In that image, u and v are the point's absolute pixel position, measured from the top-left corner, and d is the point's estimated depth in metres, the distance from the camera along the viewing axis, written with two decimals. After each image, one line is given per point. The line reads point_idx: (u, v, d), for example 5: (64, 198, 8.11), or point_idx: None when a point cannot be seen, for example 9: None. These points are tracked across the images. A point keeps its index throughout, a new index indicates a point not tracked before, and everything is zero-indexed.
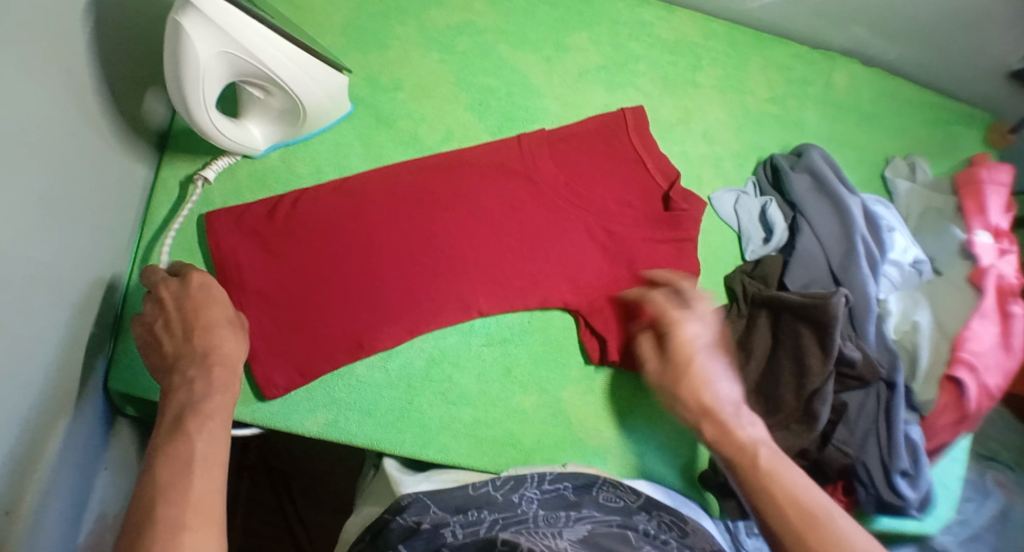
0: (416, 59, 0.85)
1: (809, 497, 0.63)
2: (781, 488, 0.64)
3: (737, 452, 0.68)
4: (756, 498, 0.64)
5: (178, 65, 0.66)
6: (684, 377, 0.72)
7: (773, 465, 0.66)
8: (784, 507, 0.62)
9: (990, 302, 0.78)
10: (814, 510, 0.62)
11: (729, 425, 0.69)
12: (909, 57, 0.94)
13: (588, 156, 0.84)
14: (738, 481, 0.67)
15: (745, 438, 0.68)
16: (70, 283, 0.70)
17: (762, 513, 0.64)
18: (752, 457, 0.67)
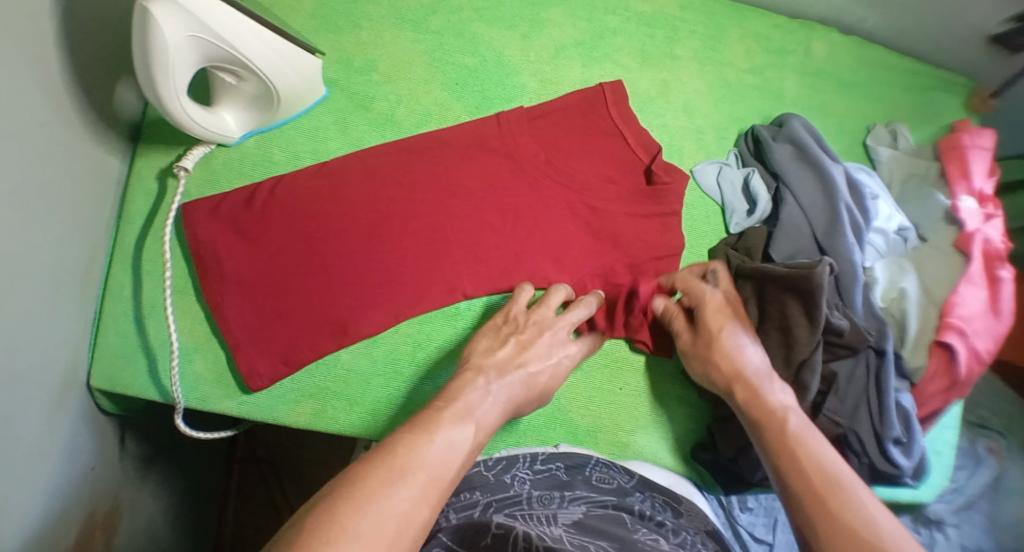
0: (390, 40, 0.84)
1: (833, 465, 0.62)
2: (810, 455, 0.63)
3: (769, 415, 0.68)
4: (781, 462, 0.64)
5: (147, 52, 0.64)
6: (715, 346, 0.74)
7: (802, 434, 0.65)
8: (809, 473, 0.61)
9: (977, 267, 0.78)
10: (837, 478, 0.61)
11: (759, 389, 0.70)
12: (887, 24, 0.93)
13: (568, 133, 0.83)
14: (764, 446, 0.66)
15: (775, 403, 0.68)
16: (47, 277, 0.69)
17: (784, 477, 0.63)
18: (783, 424, 0.66)
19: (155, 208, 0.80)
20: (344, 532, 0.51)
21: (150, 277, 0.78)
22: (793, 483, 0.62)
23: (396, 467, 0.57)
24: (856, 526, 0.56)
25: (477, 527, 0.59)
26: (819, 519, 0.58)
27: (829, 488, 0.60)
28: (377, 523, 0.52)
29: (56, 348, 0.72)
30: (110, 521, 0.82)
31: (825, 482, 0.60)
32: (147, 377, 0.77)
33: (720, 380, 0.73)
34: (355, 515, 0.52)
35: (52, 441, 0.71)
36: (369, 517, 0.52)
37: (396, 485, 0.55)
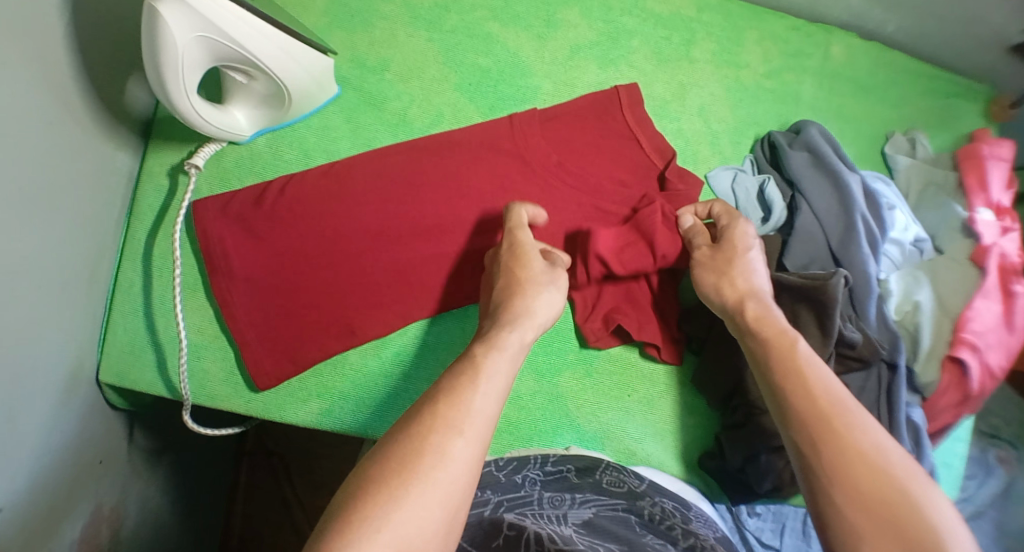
0: (402, 38, 0.83)
1: (841, 391, 0.60)
2: (820, 380, 0.61)
3: (781, 342, 0.64)
4: (785, 383, 0.61)
5: (156, 52, 0.64)
6: (730, 268, 0.71)
7: (809, 358, 0.63)
8: (817, 395, 0.60)
9: (992, 280, 0.77)
10: (846, 402, 0.59)
11: (767, 309, 0.67)
12: (908, 29, 0.91)
13: (580, 135, 0.82)
14: (768, 365, 0.64)
15: (783, 325, 0.66)
16: (57, 274, 0.69)
17: (789, 396, 0.60)
18: (793, 346, 0.64)
19: (166, 205, 0.80)
20: (442, 430, 0.54)
21: (160, 274, 0.79)
22: (800, 402, 0.60)
23: (472, 371, 0.59)
24: (864, 455, 0.55)
25: (490, 529, 0.59)
26: (825, 446, 0.56)
27: (838, 413, 0.58)
28: (467, 422, 0.55)
29: (64, 344, 0.72)
30: (117, 513, 0.83)
31: (835, 409, 0.58)
32: (155, 374, 0.77)
33: (729, 295, 0.70)
34: (448, 414, 0.55)
35: (60, 436, 0.71)
36: (463, 416, 0.55)
37: (474, 386, 0.57)
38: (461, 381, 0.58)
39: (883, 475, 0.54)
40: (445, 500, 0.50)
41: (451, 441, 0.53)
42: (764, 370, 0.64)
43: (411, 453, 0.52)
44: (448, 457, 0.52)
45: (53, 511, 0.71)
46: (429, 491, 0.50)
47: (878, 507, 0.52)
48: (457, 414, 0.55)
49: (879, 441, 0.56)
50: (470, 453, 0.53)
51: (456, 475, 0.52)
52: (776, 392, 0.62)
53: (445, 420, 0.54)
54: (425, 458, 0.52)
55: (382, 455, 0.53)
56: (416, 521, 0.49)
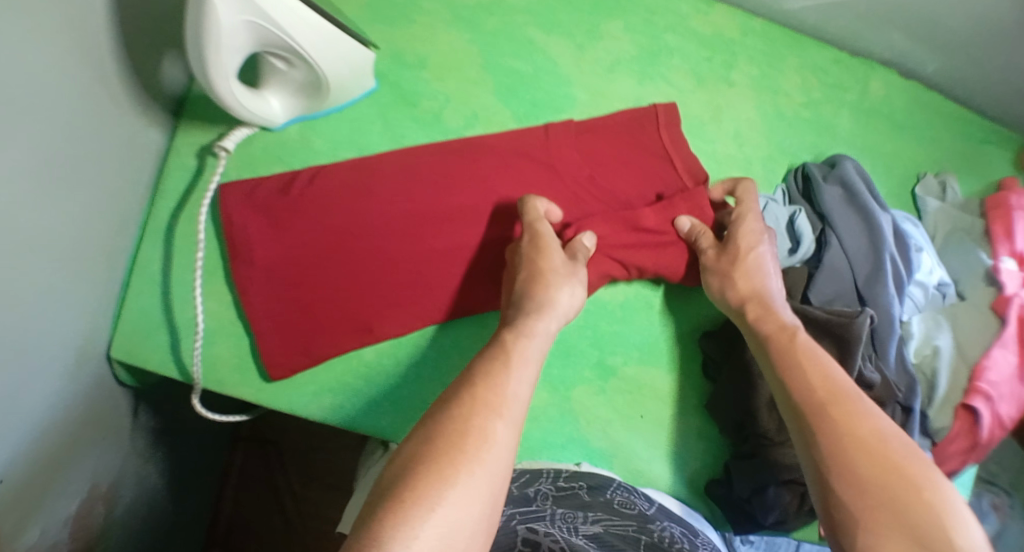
0: (443, 37, 0.83)
1: (841, 378, 0.62)
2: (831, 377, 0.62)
3: (776, 308, 0.71)
4: (790, 375, 0.64)
5: (201, 33, 0.62)
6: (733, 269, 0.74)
7: (811, 346, 0.66)
8: (816, 383, 0.62)
9: (1011, 330, 0.77)
10: (841, 390, 0.61)
11: (770, 305, 0.71)
12: (947, 71, 0.91)
13: (613, 150, 0.81)
14: (771, 356, 0.67)
15: (784, 319, 0.69)
16: (78, 246, 0.68)
17: (790, 388, 0.63)
18: (791, 338, 0.67)
19: (192, 186, 0.79)
20: (483, 411, 0.53)
21: (180, 255, 0.78)
22: (799, 393, 0.62)
23: (503, 358, 0.59)
24: (876, 438, 0.56)
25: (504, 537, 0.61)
26: (812, 378, 0.62)
27: (835, 399, 0.60)
28: (506, 408, 0.55)
29: (78, 319, 0.70)
30: (113, 490, 0.81)
31: (828, 382, 0.62)
32: (166, 355, 0.76)
33: (733, 292, 0.73)
34: (487, 397, 0.55)
35: (66, 412, 0.70)
36: (495, 398, 0.55)
37: (506, 376, 0.57)
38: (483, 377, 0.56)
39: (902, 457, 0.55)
40: (492, 480, 0.50)
41: (488, 420, 0.53)
42: (769, 360, 0.67)
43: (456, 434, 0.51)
44: (494, 441, 0.52)
45: (53, 487, 0.70)
46: (477, 473, 0.50)
47: (877, 484, 0.53)
48: (497, 405, 0.55)
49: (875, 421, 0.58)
50: (509, 435, 0.53)
51: (496, 452, 0.51)
52: (778, 383, 0.65)
53: (487, 410, 0.54)
54: (470, 437, 0.51)
55: (412, 438, 0.52)
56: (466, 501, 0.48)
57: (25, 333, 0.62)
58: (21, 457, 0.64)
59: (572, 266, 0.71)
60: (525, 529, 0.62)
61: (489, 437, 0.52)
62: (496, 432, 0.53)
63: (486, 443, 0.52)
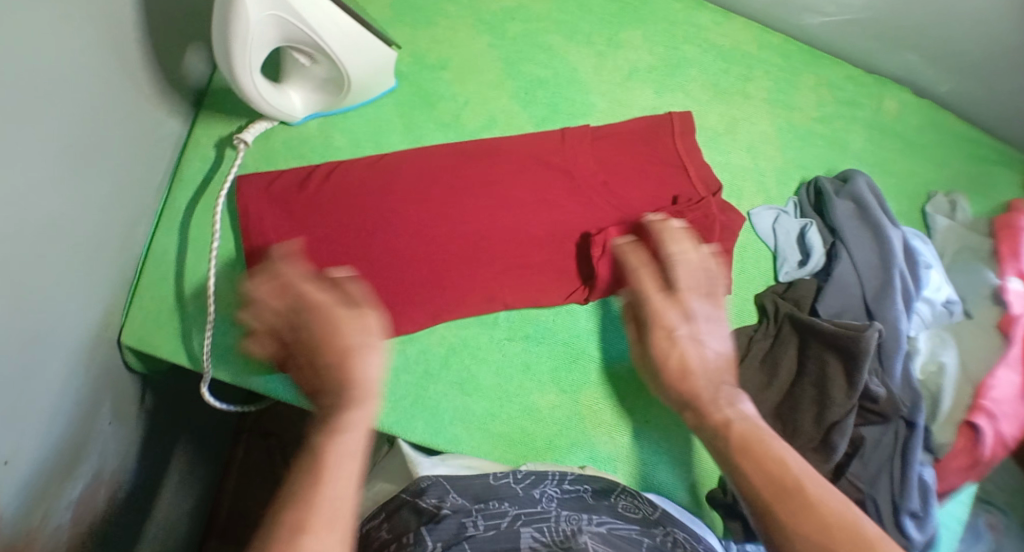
0: (465, 40, 0.84)
1: (788, 465, 0.55)
2: (778, 463, 0.55)
3: (719, 406, 0.63)
4: (746, 476, 0.56)
5: (228, 24, 0.64)
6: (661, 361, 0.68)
7: (753, 430, 0.59)
8: (759, 482, 0.54)
9: (1015, 350, 0.77)
10: (792, 484, 0.54)
11: (709, 404, 0.63)
12: (960, 91, 0.92)
13: (628, 158, 0.82)
14: (726, 453, 0.59)
15: (721, 414, 0.62)
16: (96, 230, 0.69)
17: (742, 493, 0.55)
18: (724, 425, 0.61)
19: (209, 177, 0.80)
20: (319, 471, 0.55)
21: (196, 244, 0.78)
22: (752, 497, 0.54)
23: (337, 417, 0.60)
24: (829, 527, 0.50)
25: (510, 545, 0.60)
26: (755, 478, 0.55)
27: (797, 493, 0.53)
28: (342, 462, 0.57)
29: (92, 303, 0.71)
30: (116, 476, 0.81)
31: (779, 477, 0.54)
32: (177, 343, 0.77)
33: (670, 400, 0.68)
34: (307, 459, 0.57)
35: (76, 394, 0.71)
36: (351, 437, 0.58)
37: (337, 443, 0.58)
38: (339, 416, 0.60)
39: (846, 536, 0.49)
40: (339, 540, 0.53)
41: (342, 460, 0.57)
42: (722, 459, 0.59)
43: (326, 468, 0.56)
44: (337, 499, 0.55)
45: (60, 470, 0.70)
46: (324, 535, 0.52)
47: None
48: (337, 449, 0.57)
49: (837, 518, 0.51)
50: (344, 494, 0.55)
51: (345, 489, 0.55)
52: (732, 486, 0.57)
53: (334, 454, 0.57)
54: (330, 476, 0.56)
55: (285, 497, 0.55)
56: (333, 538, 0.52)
57: (42, 312, 0.63)
58: (31, 438, 0.64)
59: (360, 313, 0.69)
60: (530, 540, 0.61)
61: (327, 494, 0.55)
62: (338, 489, 0.55)
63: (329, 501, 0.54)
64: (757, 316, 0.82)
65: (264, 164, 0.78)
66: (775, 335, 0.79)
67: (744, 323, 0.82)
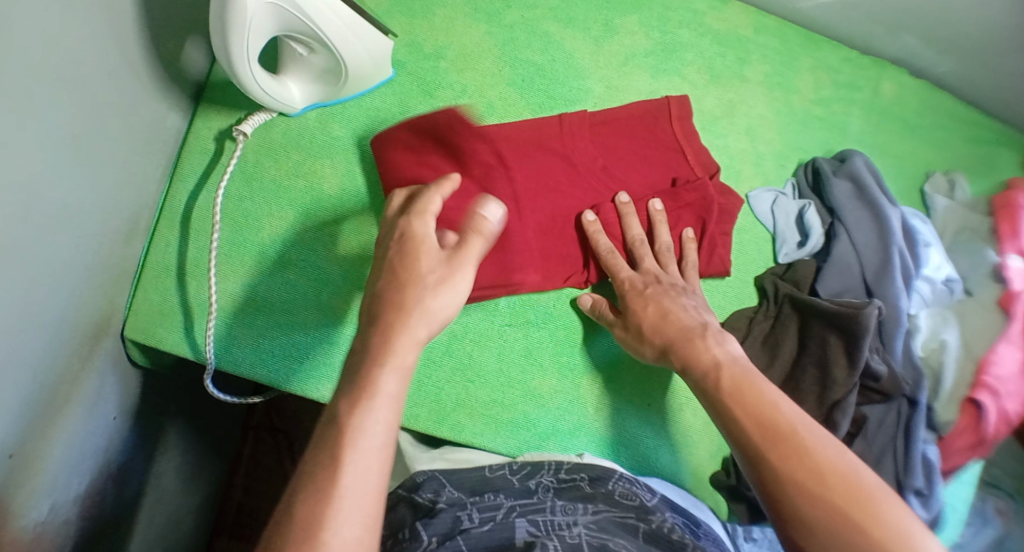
0: (462, 29, 0.85)
1: (778, 411, 0.60)
2: (772, 409, 0.60)
3: (706, 346, 0.68)
4: (735, 415, 0.62)
5: (225, 13, 0.64)
6: (653, 324, 0.72)
7: (746, 373, 0.64)
8: (750, 423, 0.60)
9: (1017, 327, 0.77)
10: (780, 424, 0.59)
11: (699, 347, 0.68)
12: (959, 71, 0.92)
13: (626, 142, 0.82)
14: (716, 397, 0.64)
15: (711, 357, 0.67)
16: (99, 222, 0.70)
17: (732, 432, 0.62)
18: (717, 377, 0.65)
19: (209, 169, 0.80)
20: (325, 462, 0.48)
21: (197, 236, 0.79)
22: (737, 432, 0.61)
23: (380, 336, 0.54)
24: (824, 473, 0.55)
25: (501, 541, 0.61)
26: (738, 417, 0.61)
27: (791, 433, 0.58)
28: (358, 440, 0.49)
29: (96, 294, 0.72)
30: (122, 471, 0.82)
31: (771, 417, 0.60)
32: (181, 335, 0.77)
33: (653, 354, 0.73)
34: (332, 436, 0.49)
35: (81, 387, 0.71)
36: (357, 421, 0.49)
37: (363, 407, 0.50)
38: (361, 397, 0.50)
39: (840, 479, 0.55)
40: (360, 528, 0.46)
41: (360, 443, 0.49)
42: (714, 401, 0.65)
43: (331, 468, 0.48)
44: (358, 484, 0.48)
45: (66, 462, 0.71)
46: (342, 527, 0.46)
47: (825, 504, 0.54)
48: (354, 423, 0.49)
49: (823, 457, 0.56)
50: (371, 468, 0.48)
51: (369, 472, 0.48)
52: (724, 429, 0.63)
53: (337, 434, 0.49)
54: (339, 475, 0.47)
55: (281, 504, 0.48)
56: (349, 536, 0.46)
57: (46, 304, 0.63)
58: (37, 429, 0.65)
59: (449, 261, 0.56)
60: (524, 533, 0.61)
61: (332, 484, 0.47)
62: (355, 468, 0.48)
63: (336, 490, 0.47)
64: (758, 298, 0.83)
65: (265, 154, 0.79)
66: (776, 316, 0.79)
67: (745, 306, 0.82)
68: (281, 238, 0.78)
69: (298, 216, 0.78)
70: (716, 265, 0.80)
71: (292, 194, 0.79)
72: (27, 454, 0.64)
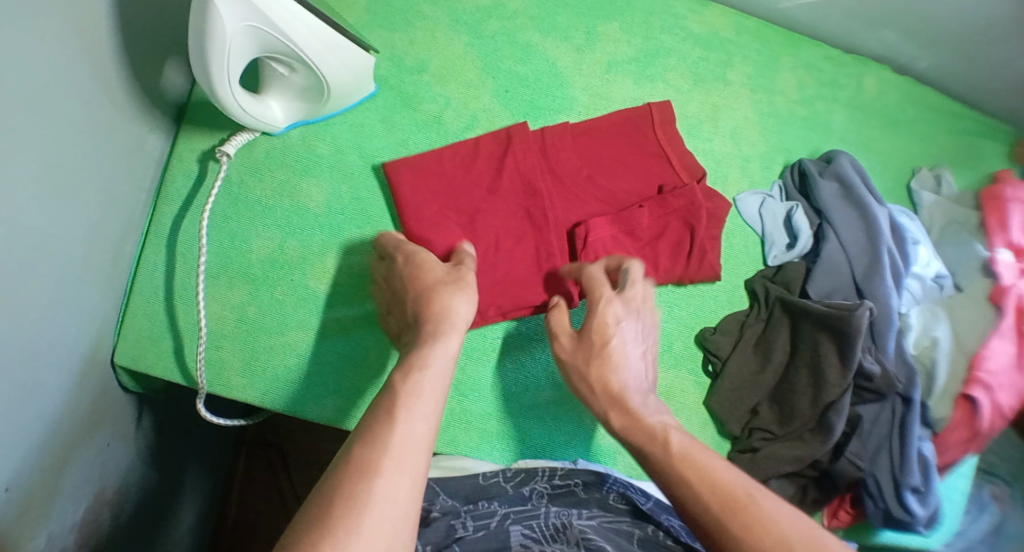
0: (442, 40, 0.84)
1: (729, 480, 0.56)
2: (719, 482, 0.55)
3: (649, 412, 0.64)
4: (685, 492, 0.56)
5: (204, 36, 0.64)
6: (594, 360, 0.67)
7: (686, 449, 0.59)
8: (705, 497, 0.55)
9: (1008, 321, 0.77)
10: (735, 495, 0.55)
11: (637, 412, 0.63)
12: (941, 65, 0.92)
13: (610, 149, 0.82)
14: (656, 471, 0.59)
15: (655, 423, 0.62)
16: (84, 251, 0.69)
17: (683, 507, 0.56)
18: (665, 448, 0.59)
19: (194, 191, 0.80)
20: (364, 468, 0.49)
21: (184, 259, 0.79)
22: (692, 509, 0.55)
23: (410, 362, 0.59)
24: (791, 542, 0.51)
25: (499, 545, 0.60)
26: (689, 493, 0.56)
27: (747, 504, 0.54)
28: (397, 453, 0.51)
29: (85, 324, 0.71)
30: (118, 497, 0.81)
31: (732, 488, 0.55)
32: (171, 360, 0.77)
33: (596, 399, 0.66)
34: (373, 444, 0.51)
35: (74, 417, 0.71)
36: (385, 456, 0.50)
37: (404, 412, 0.54)
38: (401, 402, 0.55)
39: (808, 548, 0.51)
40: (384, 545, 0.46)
41: (389, 459, 0.50)
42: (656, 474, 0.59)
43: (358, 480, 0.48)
44: (386, 497, 0.48)
45: (61, 493, 0.70)
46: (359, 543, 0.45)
47: None
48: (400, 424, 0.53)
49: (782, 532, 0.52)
50: (401, 485, 0.49)
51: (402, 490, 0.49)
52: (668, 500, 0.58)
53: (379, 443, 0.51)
54: (362, 479, 0.48)
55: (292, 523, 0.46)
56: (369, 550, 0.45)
57: (34, 338, 0.63)
58: (32, 464, 0.64)
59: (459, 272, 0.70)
60: (521, 537, 0.61)
61: (355, 477, 0.48)
62: (395, 457, 0.50)
63: (359, 488, 0.48)
64: (749, 300, 0.83)
65: (249, 174, 0.79)
66: (767, 318, 0.79)
67: (736, 309, 0.82)
68: (267, 260, 0.78)
69: (283, 236, 0.78)
70: (706, 270, 0.80)
71: (277, 213, 0.78)
72: (23, 490, 0.64)
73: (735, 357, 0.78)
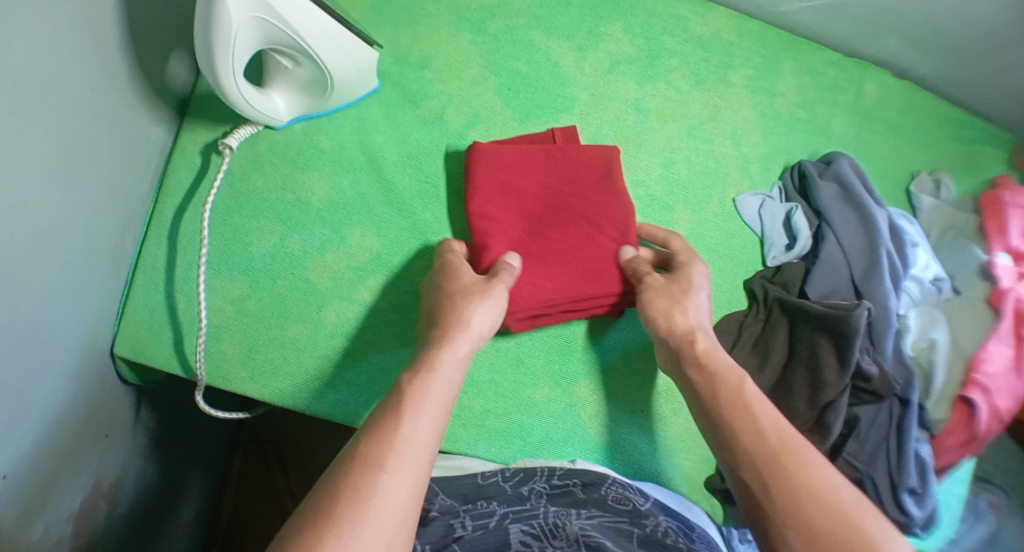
0: (446, 38, 0.85)
1: (790, 429, 0.61)
2: (772, 426, 0.60)
3: (718, 355, 0.68)
4: (743, 430, 0.60)
5: (210, 28, 0.64)
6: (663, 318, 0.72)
7: (758, 397, 0.63)
8: (767, 432, 0.60)
9: (1006, 325, 0.77)
10: (791, 439, 0.59)
11: (708, 349, 0.68)
12: (941, 71, 0.93)
13: (552, 162, 0.80)
14: (717, 408, 0.63)
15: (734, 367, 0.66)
16: (86, 239, 0.69)
17: (737, 437, 0.60)
18: (739, 384, 0.64)
19: (196, 184, 0.80)
20: (360, 474, 0.53)
21: (185, 252, 0.79)
22: (748, 441, 0.60)
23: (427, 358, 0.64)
24: (836, 486, 0.55)
25: (497, 544, 0.61)
26: (759, 427, 0.60)
27: (788, 449, 0.58)
28: (410, 450, 0.56)
29: (85, 313, 0.71)
30: (115, 490, 0.81)
31: (779, 435, 0.60)
32: (169, 352, 0.77)
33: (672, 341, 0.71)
34: (375, 449, 0.55)
35: (72, 406, 0.71)
36: (385, 458, 0.55)
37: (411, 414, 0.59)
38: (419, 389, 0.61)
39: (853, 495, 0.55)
40: (393, 525, 0.52)
41: (394, 447, 0.56)
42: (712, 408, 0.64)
43: (356, 471, 0.54)
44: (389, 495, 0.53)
45: (58, 482, 0.70)
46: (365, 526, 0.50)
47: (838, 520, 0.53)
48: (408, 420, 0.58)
49: (823, 481, 0.56)
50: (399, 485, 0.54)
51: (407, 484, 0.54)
52: (717, 440, 0.62)
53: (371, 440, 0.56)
54: (353, 473, 0.53)
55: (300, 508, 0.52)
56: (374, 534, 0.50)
57: (33, 325, 0.63)
58: (29, 451, 0.64)
59: (489, 284, 0.71)
60: (520, 534, 0.62)
61: (358, 478, 0.53)
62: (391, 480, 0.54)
63: (363, 489, 0.52)
64: (747, 301, 0.83)
65: (251, 167, 0.79)
66: (765, 319, 0.80)
67: (735, 310, 0.82)
68: (268, 252, 0.78)
69: (285, 230, 0.78)
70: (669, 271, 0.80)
71: (279, 208, 0.79)
72: (19, 478, 0.64)
73: (733, 358, 0.78)
